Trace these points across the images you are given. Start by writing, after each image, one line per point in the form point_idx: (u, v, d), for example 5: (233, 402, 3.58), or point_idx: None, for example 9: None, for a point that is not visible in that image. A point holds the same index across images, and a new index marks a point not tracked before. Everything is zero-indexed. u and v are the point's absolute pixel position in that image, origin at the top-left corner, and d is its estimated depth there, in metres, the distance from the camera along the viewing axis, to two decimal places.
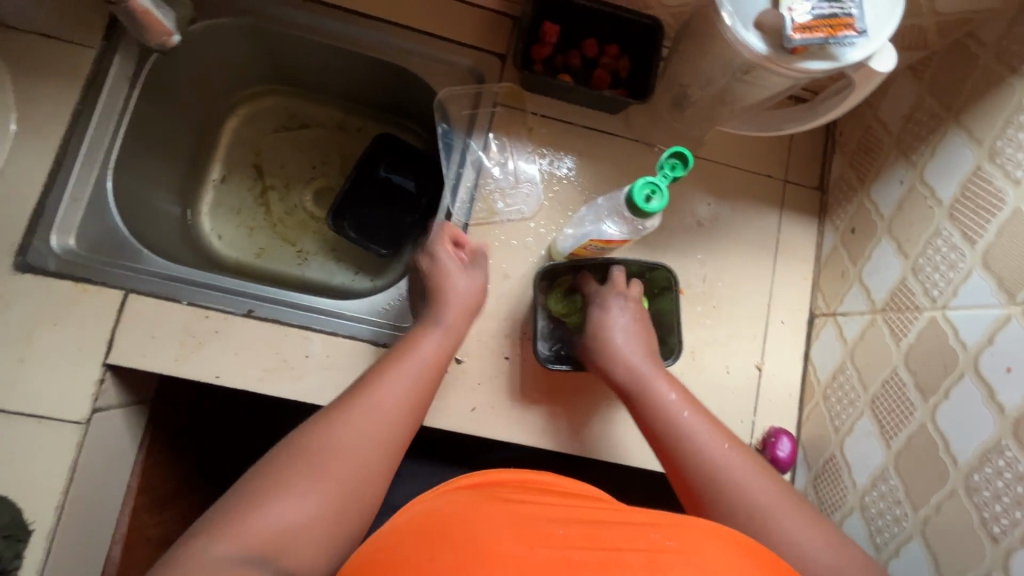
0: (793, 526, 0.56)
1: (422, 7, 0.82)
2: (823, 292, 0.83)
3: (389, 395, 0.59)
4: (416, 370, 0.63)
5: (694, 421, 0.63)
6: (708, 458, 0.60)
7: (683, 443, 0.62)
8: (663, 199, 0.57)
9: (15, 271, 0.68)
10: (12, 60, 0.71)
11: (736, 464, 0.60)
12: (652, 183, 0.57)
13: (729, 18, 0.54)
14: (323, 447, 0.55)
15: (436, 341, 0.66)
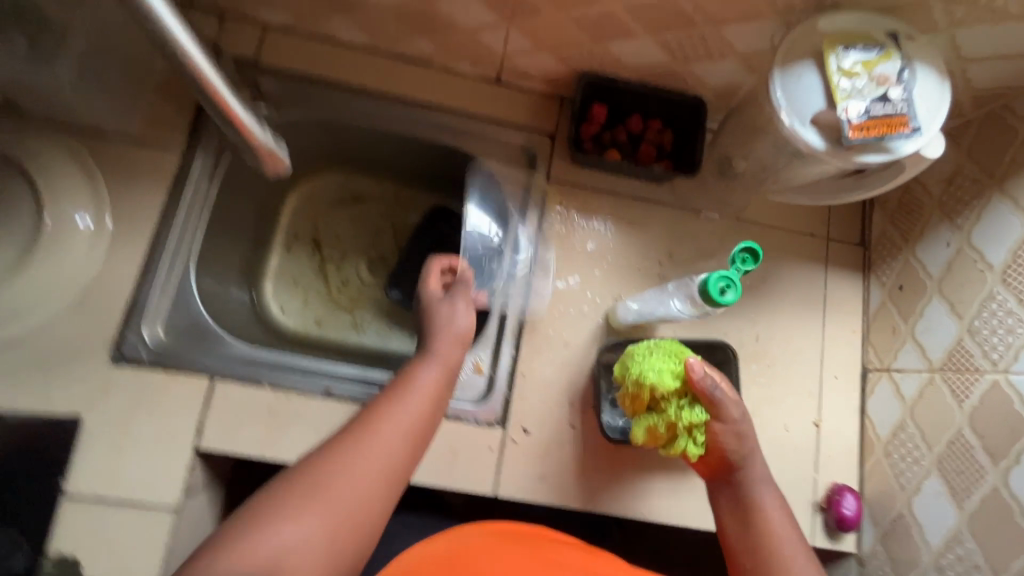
0: None
1: (475, 93, 0.87)
2: (873, 347, 0.85)
3: (392, 427, 0.58)
4: (421, 395, 0.61)
5: (773, 506, 0.66)
6: (779, 542, 0.63)
7: (754, 522, 0.65)
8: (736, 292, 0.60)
9: (112, 364, 0.73)
10: (105, 164, 0.76)
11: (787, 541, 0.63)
12: (727, 276, 0.59)
13: (787, 117, 0.58)
14: (334, 473, 0.53)
15: (434, 373, 0.64)
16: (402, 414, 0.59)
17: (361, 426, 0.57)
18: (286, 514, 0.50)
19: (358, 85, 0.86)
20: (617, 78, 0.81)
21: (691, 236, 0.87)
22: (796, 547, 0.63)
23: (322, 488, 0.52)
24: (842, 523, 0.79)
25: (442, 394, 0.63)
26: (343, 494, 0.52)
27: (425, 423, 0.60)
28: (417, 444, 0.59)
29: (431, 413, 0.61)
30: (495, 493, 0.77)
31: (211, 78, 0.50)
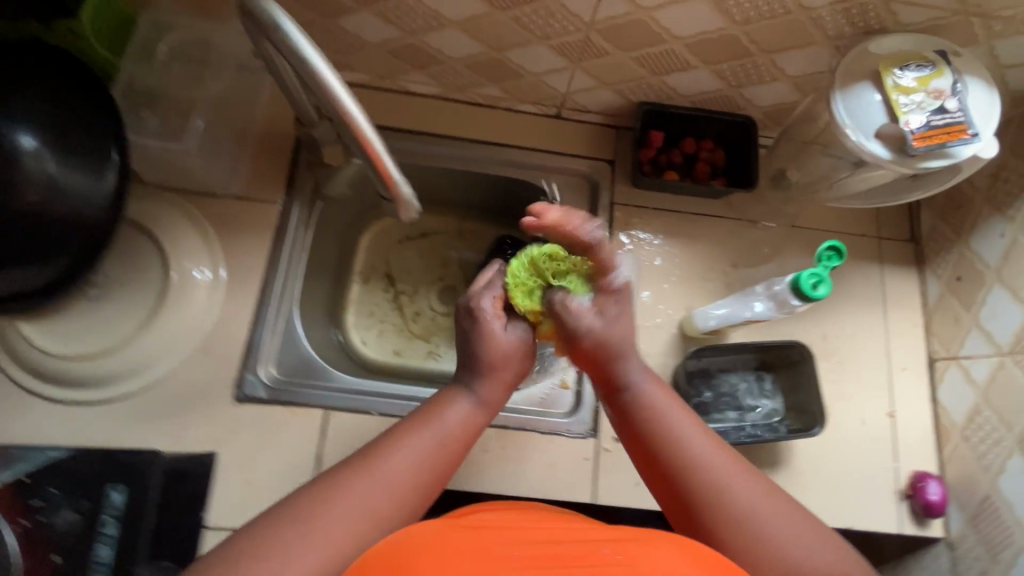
0: (775, 528, 0.51)
1: (538, 129, 0.94)
2: (937, 337, 0.90)
3: (400, 463, 0.54)
4: (440, 435, 0.58)
5: (675, 416, 0.59)
6: (692, 463, 0.55)
7: (669, 449, 0.57)
8: (828, 286, 0.74)
9: (235, 403, 0.78)
10: (216, 220, 0.84)
11: (720, 460, 0.56)
12: (816, 275, 0.74)
13: (853, 133, 0.64)
14: (333, 500, 0.50)
15: (464, 411, 0.61)
16: (417, 446, 0.56)
17: (372, 455, 0.54)
18: (275, 541, 0.46)
19: (431, 131, 0.93)
20: (670, 105, 0.88)
21: (751, 245, 0.93)
22: (737, 467, 0.55)
23: (318, 514, 0.48)
24: (930, 508, 0.82)
25: (468, 435, 0.60)
26: (339, 524, 0.48)
27: (444, 464, 0.57)
28: (428, 487, 0.55)
29: (456, 452, 0.58)
30: (594, 501, 0.81)
31: (363, 127, 0.55)
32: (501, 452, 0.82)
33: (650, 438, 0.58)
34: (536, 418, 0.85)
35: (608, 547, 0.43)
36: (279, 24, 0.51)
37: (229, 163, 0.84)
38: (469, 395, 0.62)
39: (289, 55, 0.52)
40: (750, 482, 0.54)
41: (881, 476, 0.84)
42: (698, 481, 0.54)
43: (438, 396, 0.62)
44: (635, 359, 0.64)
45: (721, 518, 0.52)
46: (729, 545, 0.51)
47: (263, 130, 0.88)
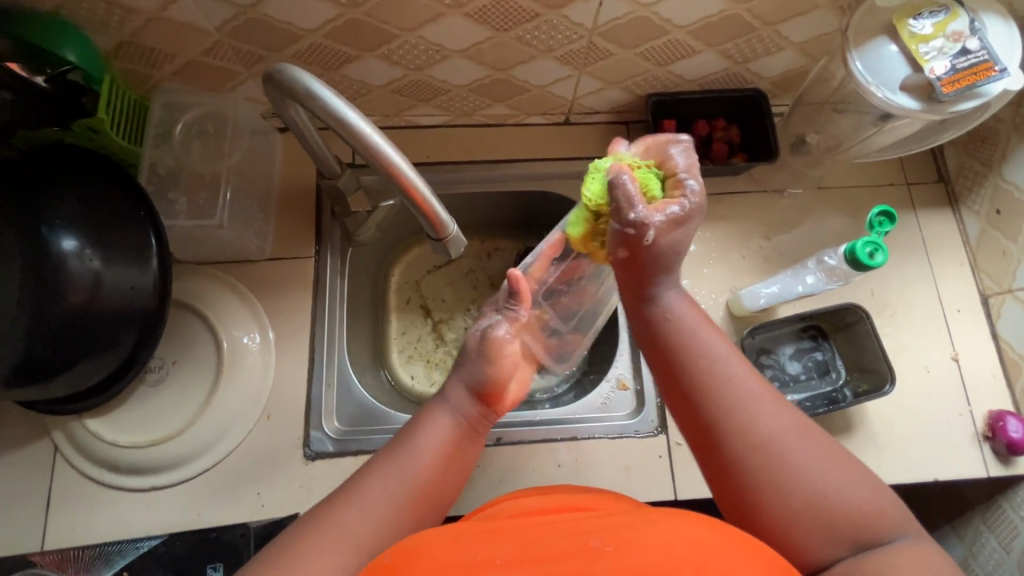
0: (812, 465, 0.50)
1: (549, 137, 0.95)
2: (986, 273, 0.89)
3: (391, 486, 0.55)
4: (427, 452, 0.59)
5: (710, 342, 0.57)
6: (718, 384, 0.54)
7: (701, 373, 0.55)
8: (887, 253, 0.69)
9: (306, 461, 0.79)
10: (257, 285, 0.85)
11: (756, 395, 0.53)
12: (873, 241, 0.69)
13: (879, 90, 0.64)
14: (324, 527, 0.50)
15: (444, 422, 0.62)
16: (404, 470, 0.57)
17: (366, 477, 0.56)
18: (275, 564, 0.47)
19: (445, 159, 0.93)
20: (679, 92, 0.88)
21: (783, 214, 0.92)
22: (769, 399, 0.53)
23: (312, 538, 0.49)
24: (1014, 447, 0.81)
25: (448, 447, 0.60)
26: (329, 551, 0.48)
27: (434, 484, 0.58)
28: (416, 509, 0.55)
29: (438, 467, 0.58)
30: (677, 498, 0.80)
31: (412, 178, 0.57)
32: (574, 464, 0.82)
33: (679, 360, 0.57)
34: (603, 424, 0.85)
35: (601, 539, 0.44)
36: (311, 92, 0.53)
37: (259, 229, 0.86)
38: (447, 409, 0.63)
39: (325, 118, 0.53)
40: (785, 419, 0.52)
41: (957, 423, 0.83)
42: (727, 406, 0.53)
43: (424, 412, 0.63)
44: (675, 271, 0.61)
45: (751, 442, 0.51)
46: (757, 474, 0.51)
47: (285, 189, 0.89)
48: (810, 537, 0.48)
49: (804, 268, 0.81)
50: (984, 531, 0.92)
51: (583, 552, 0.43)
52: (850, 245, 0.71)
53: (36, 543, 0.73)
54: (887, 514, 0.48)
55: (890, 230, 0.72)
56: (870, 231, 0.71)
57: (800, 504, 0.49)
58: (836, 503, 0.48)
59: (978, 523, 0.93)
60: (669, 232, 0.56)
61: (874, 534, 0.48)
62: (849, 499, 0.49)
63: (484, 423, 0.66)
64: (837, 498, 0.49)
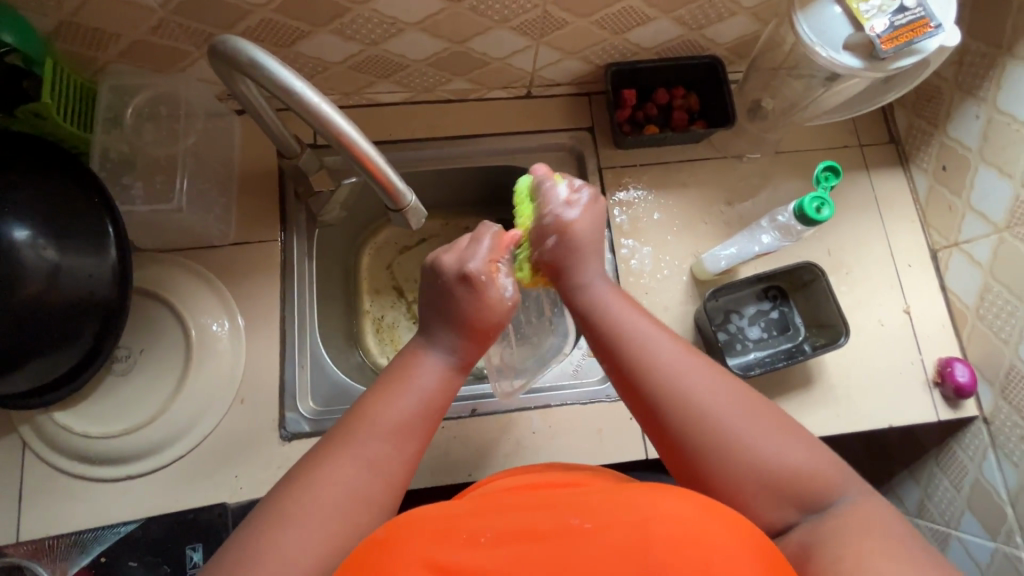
0: (750, 430, 0.53)
1: (512, 111, 0.95)
2: (934, 227, 0.93)
3: (378, 437, 0.56)
4: (414, 397, 0.60)
5: (640, 325, 0.61)
6: (658, 361, 0.58)
7: (631, 352, 0.59)
8: (833, 207, 0.71)
9: (282, 442, 0.79)
10: (223, 271, 0.84)
11: (692, 374, 0.57)
12: (820, 197, 0.72)
13: (822, 49, 0.66)
14: (316, 486, 0.53)
15: (437, 372, 0.62)
16: (387, 417, 0.58)
17: (352, 427, 0.57)
18: (274, 524, 0.50)
19: (409, 137, 0.93)
20: (637, 61, 0.89)
21: (744, 179, 0.94)
22: (701, 372, 0.57)
23: (307, 496, 0.52)
24: (962, 391, 0.85)
25: (443, 399, 0.61)
26: (322, 510, 0.51)
27: (418, 428, 0.59)
28: (406, 451, 0.58)
29: (429, 418, 0.60)
30: (648, 456, 0.83)
31: (368, 150, 0.57)
32: (549, 430, 0.84)
33: (625, 348, 0.60)
34: (575, 391, 0.87)
35: (579, 517, 0.45)
36: (263, 67, 0.52)
37: (221, 213, 0.84)
38: (442, 357, 0.62)
39: (271, 89, 0.53)
40: (722, 390, 0.56)
41: (908, 371, 0.88)
42: (665, 383, 0.57)
43: (410, 353, 0.63)
44: (595, 260, 0.67)
45: (689, 419, 0.55)
46: (696, 445, 0.54)
47: (246, 172, 0.88)
48: (755, 493, 0.52)
49: (757, 226, 0.84)
50: (938, 472, 0.97)
51: (565, 530, 0.44)
52: (799, 202, 0.73)
53: (11, 537, 0.73)
54: (822, 475, 0.52)
55: (835, 184, 0.75)
56: (816, 186, 0.74)
57: (736, 470, 0.52)
58: (778, 461, 0.52)
59: (932, 465, 0.98)
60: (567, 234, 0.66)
61: (812, 484, 0.52)
62: (778, 459, 0.52)
63: (476, 360, 0.65)
64: (768, 459, 0.52)
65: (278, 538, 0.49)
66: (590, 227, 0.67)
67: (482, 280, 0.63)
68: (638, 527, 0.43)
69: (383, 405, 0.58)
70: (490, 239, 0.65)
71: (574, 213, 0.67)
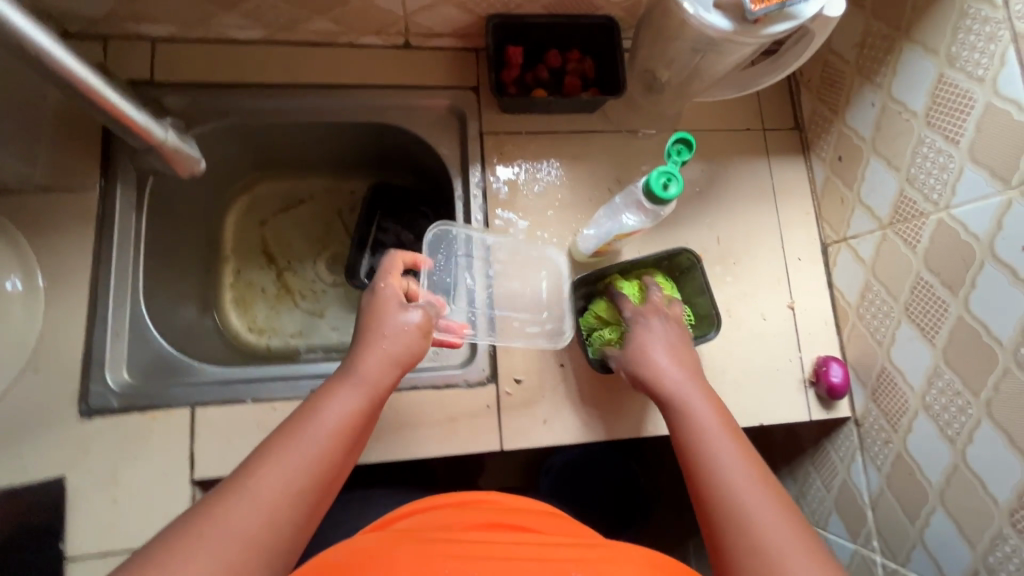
0: (791, 558, 0.51)
1: (387, 62, 0.85)
2: (827, 221, 0.89)
3: (280, 470, 0.53)
4: (321, 433, 0.57)
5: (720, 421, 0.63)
6: (720, 460, 0.59)
7: (697, 445, 0.61)
8: (679, 183, 0.65)
9: (82, 419, 0.70)
10: (22, 220, 0.72)
11: (750, 485, 0.57)
12: (667, 171, 0.65)
13: (690, 6, 0.58)
14: (210, 525, 0.48)
15: (351, 402, 0.59)
16: (297, 457, 0.54)
17: (254, 465, 0.54)
18: (149, 566, 0.45)
19: (264, 81, 0.82)
20: (523, 15, 0.80)
21: (637, 156, 0.88)
22: (756, 484, 0.57)
23: (193, 544, 0.47)
24: (834, 391, 0.83)
25: (354, 427, 0.59)
26: (207, 555, 0.47)
27: (328, 465, 0.56)
28: (309, 494, 0.54)
29: (341, 447, 0.57)
30: (502, 447, 0.78)
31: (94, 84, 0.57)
32: (397, 416, 0.77)
33: (690, 440, 0.62)
34: (431, 374, 0.79)
35: (575, 569, 0.45)
36: None
37: (20, 150, 0.72)
38: (353, 387, 0.60)
39: None
40: (772, 510, 0.55)
41: (784, 369, 0.84)
42: (720, 481, 0.58)
43: (323, 390, 0.61)
44: (686, 367, 0.68)
45: (728, 512, 0.55)
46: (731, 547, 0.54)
47: (61, 107, 0.76)
48: None
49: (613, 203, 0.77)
50: (812, 472, 0.95)
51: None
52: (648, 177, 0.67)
53: None
54: None
55: (688, 159, 0.69)
56: (666, 159, 0.67)
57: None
58: None
59: (808, 466, 0.96)
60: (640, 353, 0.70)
61: None
62: None
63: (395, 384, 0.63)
64: None
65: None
66: (676, 350, 0.69)
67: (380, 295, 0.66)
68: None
69: (289, 444, 0.56)
70: (393, 269, 0.68)
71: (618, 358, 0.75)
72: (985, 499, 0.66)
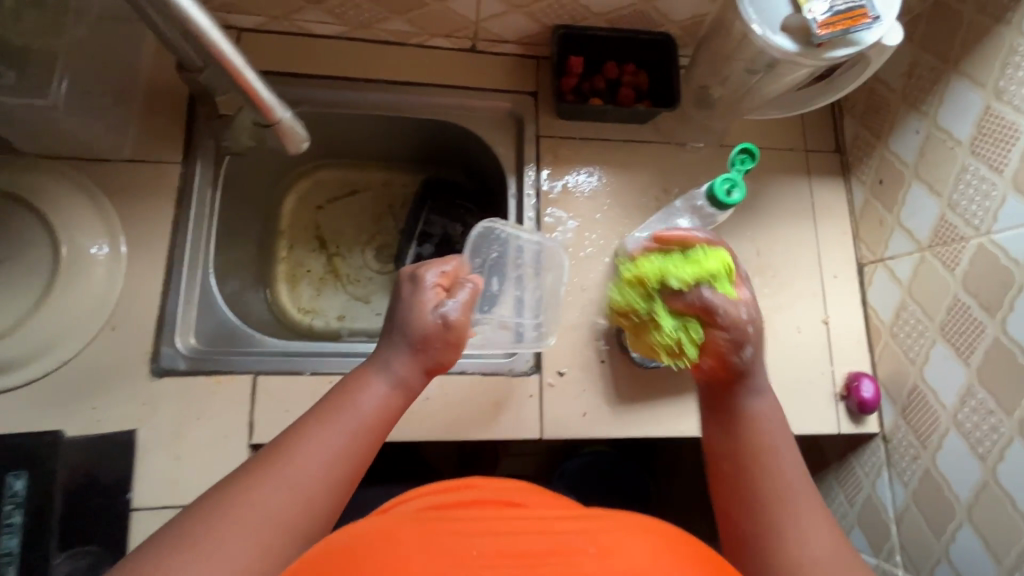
0: None
1: (453, 65, 0.90)
2: (864, 242, 0.92)
3: (312, 458, 0.51)
4: (352, 421, 0.55)
5: (784, 441, 0.57)
6: (772, 474, 0.54)
7: (745, 455, 0.56)
8: (743, 189, 0.70)
9: (152, 378, 0.73)
10: (110, 187, 0.77)
11: (803, 504, 0.52)
12: (730, 179, 0.71)
13: (758, 27, 0.63)
14: (233, 509, 0.47)
15: (384, 394, 0.58)
16: (327, 444, 0.53)
17: (283, 448, 0.52)
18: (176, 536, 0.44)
19: (338, 75, 0.87)
20: (587, 28, 0.85)
21: (683, 167, 0.91)
22: (809, 502, 0.52)
23: (222, 522, 0.46)
24: (864, 406, 0.85)
25: (385, 419, 0.57)
26: (233, 540, 0.45)
27: (360, 455, 0.54)
28: (343, 484, 0.52)
29: (371, 440, 0.55)
30: (542, 436, 0.81)
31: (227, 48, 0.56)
32: (443, 398, 0.80)
33: (740, 448, 0.57)
34: (478, 362, 0.83)
35: (580, 540, 0.39)
36: None
37: (115, 122, 0.77)
38: (386, 378, 0.59)
39: None
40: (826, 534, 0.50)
41: (816, 381, 0.87)
42: (768, 495, 0.53)
43: (357, 376, 0.59)
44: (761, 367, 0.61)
45: (773, 527, 0.51)
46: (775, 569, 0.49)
47: (152, 86, 0.81)
48: None
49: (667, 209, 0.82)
50: (835, 487, 0.98)
51: (561, 553, 0.38)
52: (712, 183, 0.72)
53: None
54: None
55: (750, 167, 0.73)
56: (730, 167, 0.72)
57: None
58: None
59: (831, 480, 0.99)
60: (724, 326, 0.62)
61: None
62: None
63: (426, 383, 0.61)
64: None
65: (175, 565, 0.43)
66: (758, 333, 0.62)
67: (427, 292, 0.63)
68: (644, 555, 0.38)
69: (318, 432, 0.53)
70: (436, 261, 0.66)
71: (725, 319, 0.61)
72: (1013, 516, 0.68)
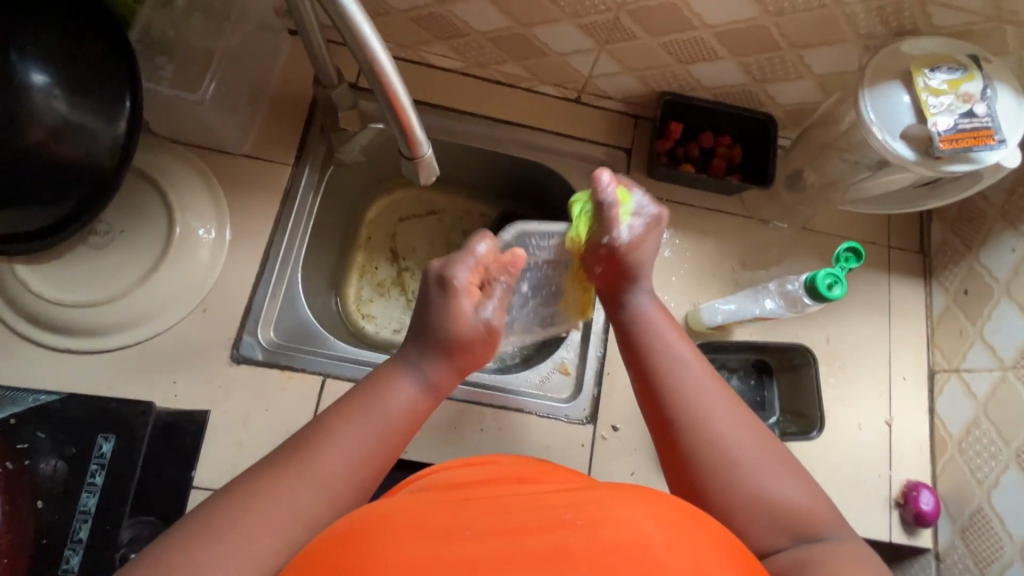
0: (759, 456, 0.52)
1: (556, 112, 0.94)
2: (939, 348, 0.90)
3: (337, 454, 0.49)
4: (379, 417, 0.52)
5: (673, 332, 0.62)
6: (675, 367, 0.58)
7: (654, 350, 0.60)
8: (845, 288, 0.73)
9: (231, 364, 0.77)
10: (226, 179, 0.83)
11: (707, 391, 0.56)
12: (834, 275, 0.74)
13: (879, 131, 0.64)
14: (266, 503, 0.45)
15: (409, 391, 0.54)
16: (352, 437, 0.50)
17: (309, 442, 0.49)
18: (216, 523, 0.43)
19: (447, 105, 0.92)
20: (693, 98, 0.88)
21: (763, 244, 0.92)
22: (715, 389, 0.57)
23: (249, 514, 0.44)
24: (921, 518, 0.82)
25: (412, 419, 0.54)
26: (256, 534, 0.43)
27: (385, 450, 0.52)
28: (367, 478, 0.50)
29: (400, 435, 0.53)
30: None
31: (396, 88, 0.57)
32: (497, 432, 0.81)
33: (650, 350, 0.60)
34: (535, 402, 0.84)
35: (570, 513, 0.41)
36: None
37: (243, 120, 0.83)
38: (413, 376, 0.55)
39: (336, 20, 0.51)
40: (736, 411, 0.55)
41: (873, 483, 0.84)
42: (677, 387, 0.57)
43: (381, 373, 0.56)
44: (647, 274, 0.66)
45: (684, 418, 0.55)
46: (703, 464, 0.53)
47: (279, 91, 0.87)
48: (757, 531, 0.50)
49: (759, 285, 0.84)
50: None
51: (552, 525, 0.40)
52: (814, 274, 0.75)
53: None
54: (825, 516, 0.50)
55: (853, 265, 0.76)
56: (834, 262, 0.75)
57: (746, 500, 0.50)
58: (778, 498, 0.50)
59: None
60: (635, 247, 0.64)
61: (812, 529, 0.49)
62: (783, 492, 0.51)
63: (451, 390, 0.58)
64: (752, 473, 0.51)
65: (202, 555, 0.41)
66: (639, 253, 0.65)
67: (459, 290, 0.57)
68: (628, 522, 0.40)
69: (341, 428, 0.51)
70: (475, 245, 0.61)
71: (629, 241, 0.64)
72: None
